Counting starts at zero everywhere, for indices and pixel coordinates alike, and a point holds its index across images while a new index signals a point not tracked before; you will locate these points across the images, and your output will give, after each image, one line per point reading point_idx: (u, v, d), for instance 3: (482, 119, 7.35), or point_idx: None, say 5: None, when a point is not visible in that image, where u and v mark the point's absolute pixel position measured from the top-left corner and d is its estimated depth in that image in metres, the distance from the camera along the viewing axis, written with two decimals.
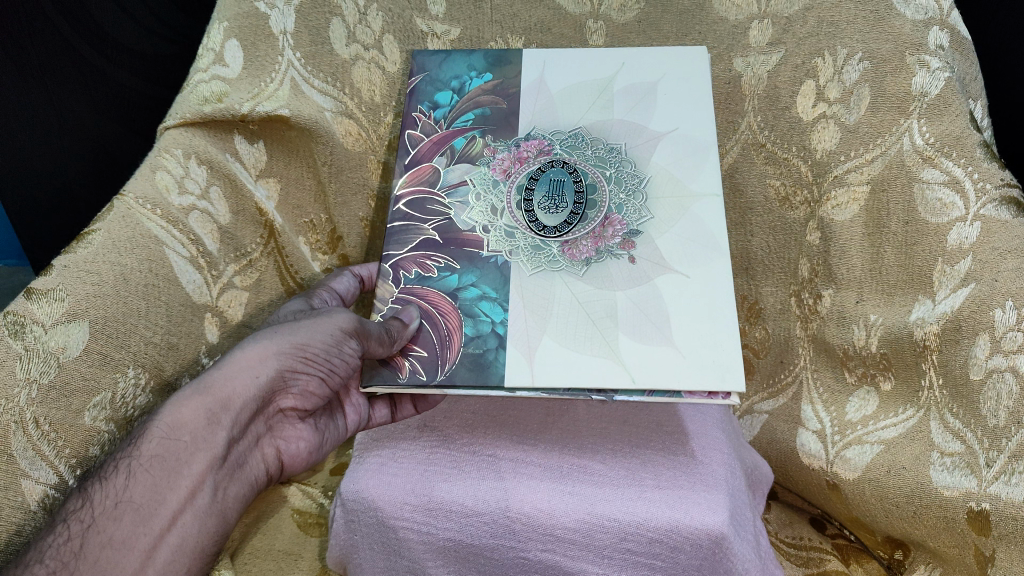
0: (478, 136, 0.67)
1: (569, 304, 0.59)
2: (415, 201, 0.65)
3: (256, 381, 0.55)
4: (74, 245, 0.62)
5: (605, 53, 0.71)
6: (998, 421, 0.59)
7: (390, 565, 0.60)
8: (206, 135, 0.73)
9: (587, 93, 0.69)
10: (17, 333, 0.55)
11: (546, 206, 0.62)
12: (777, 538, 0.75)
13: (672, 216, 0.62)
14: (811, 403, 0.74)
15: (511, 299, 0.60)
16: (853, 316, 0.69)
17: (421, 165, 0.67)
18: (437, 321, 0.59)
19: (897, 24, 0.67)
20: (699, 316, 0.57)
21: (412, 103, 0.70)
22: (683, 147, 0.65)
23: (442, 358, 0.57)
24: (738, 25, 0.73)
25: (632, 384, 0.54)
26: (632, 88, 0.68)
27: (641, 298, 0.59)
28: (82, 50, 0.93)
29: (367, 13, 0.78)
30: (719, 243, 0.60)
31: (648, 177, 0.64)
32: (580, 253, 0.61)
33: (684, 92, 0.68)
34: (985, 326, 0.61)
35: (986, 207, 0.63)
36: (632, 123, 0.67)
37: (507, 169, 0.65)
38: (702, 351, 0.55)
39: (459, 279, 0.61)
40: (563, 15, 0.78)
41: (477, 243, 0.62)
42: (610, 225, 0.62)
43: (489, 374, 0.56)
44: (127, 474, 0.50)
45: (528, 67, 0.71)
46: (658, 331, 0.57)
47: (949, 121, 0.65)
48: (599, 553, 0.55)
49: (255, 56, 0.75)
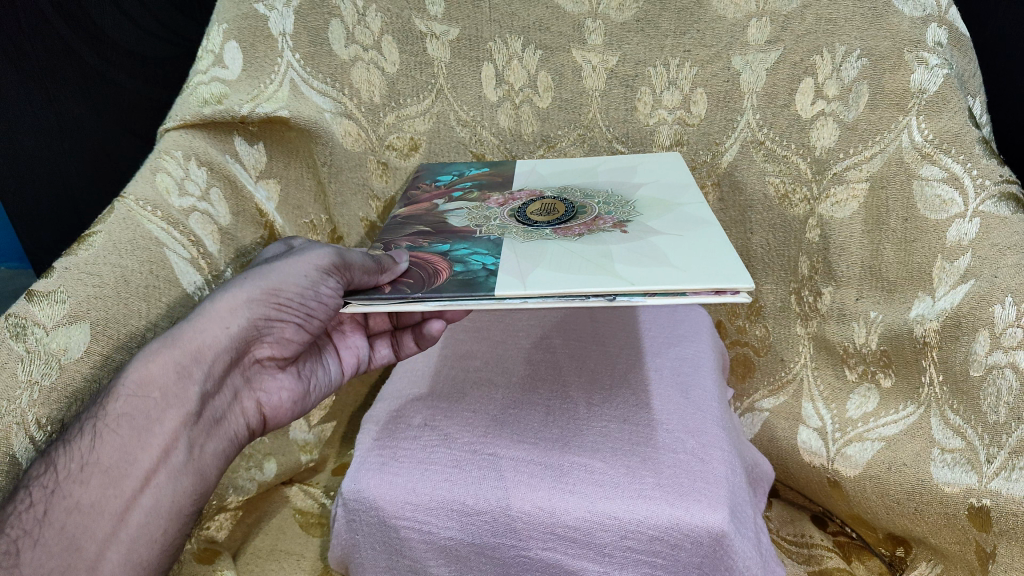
0: (475, 189, 0.71)
1: (564, 253, 0.55)
2: (411, 216, 0.66)
3: (228, 332, 0.54)
4: (75, 247, 0.61)
5: (590, 158, 0.78)
6: (999, 418, 0.58)
7: (393, 564, 0.60)
8: (206, 136, 0.73)
9: (577, 172, 0.74)
10: (19, 335, 0.54)
11: (537, 214, 0.64)
12: (779, 535, 0.76)
13: (659, 214, 0.63)
14: (812, 401, 0.75)
15: (501, 253, 0.57)
16: (852, 314, 0.71)
17: (420, 201, 0.70)
18: (427, 265, 0.55)
19: (896, 21, 0.66)
20: (696, 251, 0.54)
21: (417, 181, 0.75)
22: (666, 187, 0.68)
23: (428, 282, 0.52)
24: (737, 23, 0.72)
25: (631, 285, 0.49)
26: (615, 169, 0.74)
27: (636, 246, 0.56)
28: (83, 55, 0.94)
29: (366, 14, 0.77)
30: (709, 220, 0.60)
31: (635, 200, 0.66)
32: (573, 231, 0.60)
33: (662, 168, 0.73)
34: (985, 323, 0.59)
35: (985, 204, 0.61)
36: (617, 181, 0.71)
37: (502, 201, 0.68)
38: (702, 266, 0.51)
39: (451, 245, 0.59)
40: (562, 13, 0.76)
41: (471, 231, 0.62)
42: (600, 220, 0.62)
43: (476, 288, 0.50)
44: (94, 435, 0.49)
45: (521, 167, 0.77)
46: (657, 260, 0.53)
47: (949, 117, 0.64)
48: (600, 551, 0.55)
49: (255, 57, 0.76)
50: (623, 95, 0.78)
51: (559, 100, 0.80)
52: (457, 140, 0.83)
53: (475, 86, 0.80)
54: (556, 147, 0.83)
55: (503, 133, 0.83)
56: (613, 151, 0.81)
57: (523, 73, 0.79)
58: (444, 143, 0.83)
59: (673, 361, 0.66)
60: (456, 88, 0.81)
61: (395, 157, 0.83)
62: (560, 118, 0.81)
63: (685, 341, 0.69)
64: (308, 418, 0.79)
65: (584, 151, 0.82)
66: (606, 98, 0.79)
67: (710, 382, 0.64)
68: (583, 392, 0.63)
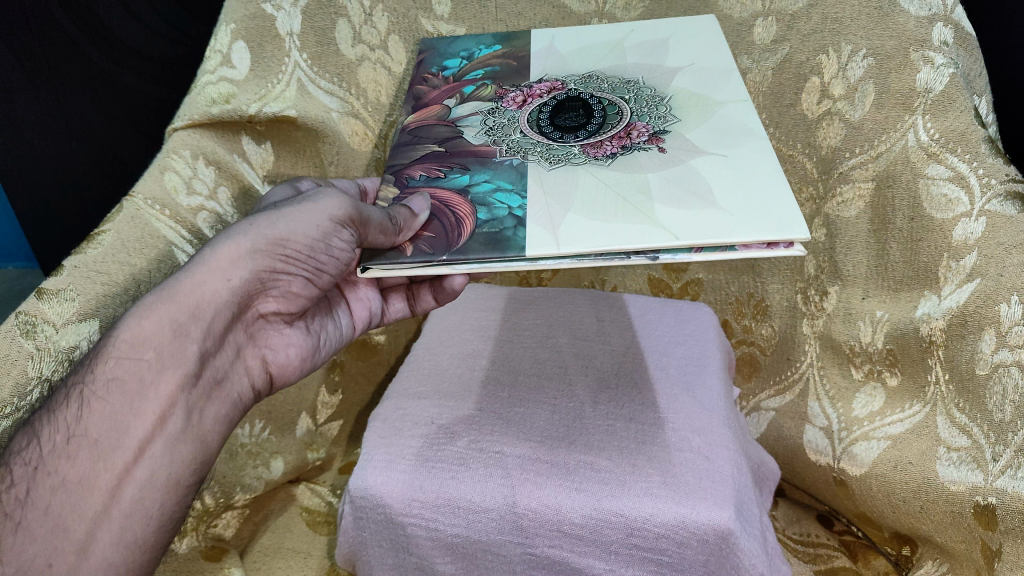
0: (488, 84, 0.70)
1: (596, 185, 0.55)
2: (421, 127, 0.66)
3: (229, 286, 0.53)
4: (85, 245, 0.62)
5: (611, 27, 0.75)
6: (1004, 416, 0.58)
7: (399, 562, 0.60)
8: (214, 136, 0.74)
9: (602, 49, 0.72)
10: (29, 333, 0.55)
11: (562, 119, 0.63)
12: (784, 535, 0.76)
13: (698, 119, 0.61)
14: (818, 400, 0.75)
15: (524, 188, 0.56)
16: (859, 313, 0.71)
17: (430, 106, 0.69)
18: (448, 212, 0.55)
19: (902, 21, 0.66)
20: (742, 182, 0.54)
21: (421, 69, 0.73)
22: (704, 75, 0.66)
23: (452, 238, 0.52)
24: (743, 22, 0.74)
25: (675, 241, 0.49)
26: (644, 45, 0.71)
27: (675, 174, 0.55)
28: (89, 53, 0.94)
29: (373, 14, 0.80)
30: (753, 130, 0.59)
31: (670, 95, 0.64)
32: (605, 150, 0.59)
33: (693, 44, 0.70)
34: (991, 321, 0.60)
35: (991, 203, 0.62)
36: (648, 63, 0.69)
37: (520, 101, 0.66)
38: (749, 208, 0.51)
39: (470, 178, 0.59)
40: (568, 12, 0.81)
41: (488, 152, 0.61)
42: (633, 129, 0.61)
43: (506, 248, 0.51)
44: (81, 403, 0.49)
45: (538, 41, 0.75)
46: (699, 197, 0.53)
47: (955, 116, 0.64)
48: (606, 549, 0.55)
49: (262, 57, 0.76)
50: None
51: None
52: None
53: None
54: None
55: None
56: None
57: None
58: None
59: (681, 360, 0.66)
60: None
61: None
62: None
63: (691, 341, 0.69)
64: (315, 416, 0.79)
65: None
66: None
67: (716, 381, 0.64)
68: (588, 391, 0.63)
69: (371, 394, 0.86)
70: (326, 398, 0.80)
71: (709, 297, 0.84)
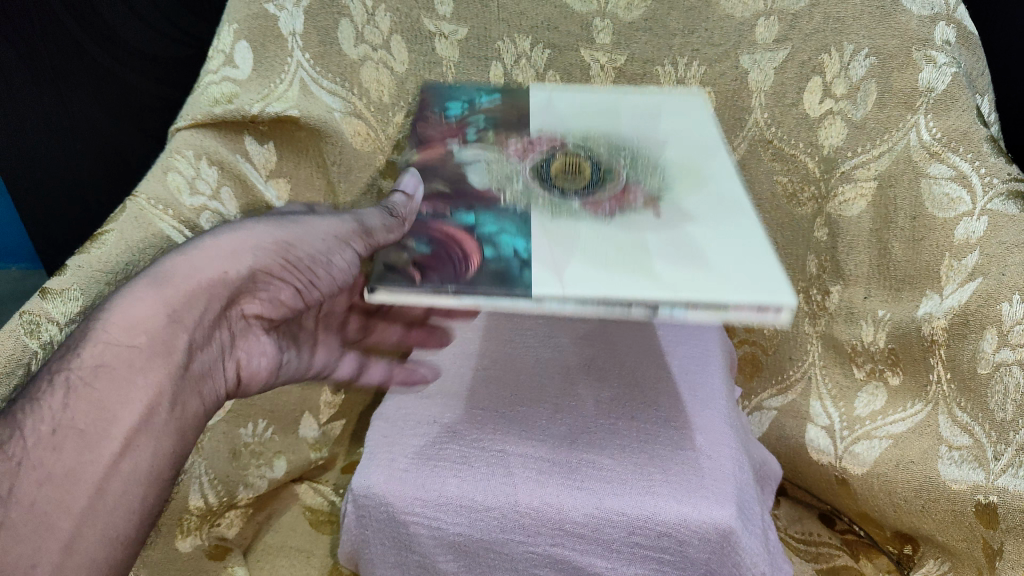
0: (490, 131, 0.69)
1: (595, 238, 0.55)
2: (426, 167, 0.65)
3: (228, 276, 0.52)
4: (87, 245, 0.61)
5: (609, 95, 0.76)
6: (1006, 415, 0.57)
7: (401, 560, 0.60)
8: (217, 136, 0.74)
9: (601, 113, 0.72)
10: (33, 332, 0.54)
11: (561, 178, 0.62)
12: (787, 533, 0.76)
13: (690, 190, 0.61)
14: (820, 400, 0.75)
15: (530, 235, 0.55)
16: (862, 313, 0.71)
17: (433, 146, 0.67)
18: (454, 246, 0.54)
19: (904, 19, 0.66)
20: (733, 249, 0.52)
21: (423, 134, 0.73)
22: (692, 149, 0.66)
23: (462, 270, 0.51)
24: (745, 23, 0.72)
25: (676, 294, 0.47)
26: (639, 112, 0.72)
27: (669, 240, 0.54)
28: (92, 52, 0.95)
29: (375, 14, 0.78)
30: (741, 207, 0.58)
31: (665, 165, 0.64)
32: (603, 209, 0.59)
33: (684, 124, 0.70)
34: (993, 320, 0.59)
35: (993, 202, 0.61)
36: (641, 131, 0.69)
37: (521, 152, 0.66)
38: (743, 272, 0.49)
39: (475, 219, 0.57)
40: (570, 12, 0.76)
41: (492, 199, 0.60)
42: (628, 192, 0.60)
43: (512, 283, 0.49)
44: (66, 389, 0.45)
45: (536, 97, 0.76)
46: (694, 253, 0.52)
47: (957, 115, 0.64)
48: (607, 547, 0.56)
49: (265, 56, 0.76)
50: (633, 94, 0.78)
51: None
52: None
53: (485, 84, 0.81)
54: None
55: None
56: None
57: (532, 71, 0.80)
58: None
59: (682, 359, 0.66)
60: None
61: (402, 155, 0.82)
62: None
63: (692, 340, 0.69)
64: (317, 416, 0.79)
65: None
66: None
67: (717, 380, 0.64)
68: (590, 389, 0.63)
69: (373, 394, 0.86)
70: (329, 398, 0.80)
71: None
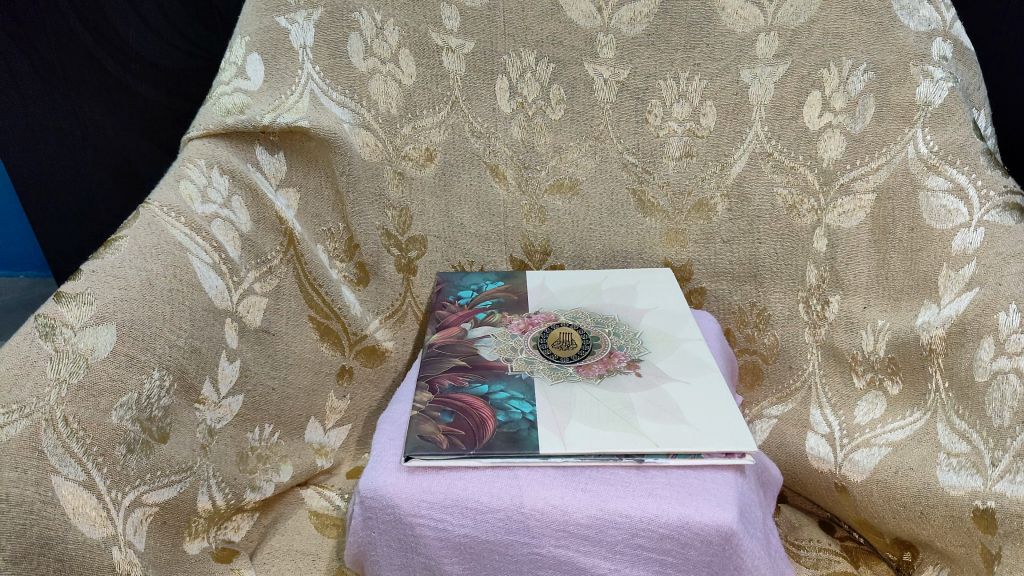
0: (496, 310, 0.75)
1: (591, 401, 0.61)
2: (446, 344, 0.70)
3: None
4: (103, 251, 0.62)
5: (591, 272, 0.83)
6: (1003, 422, 0.58)
7: (407, 562, 0.58)
8: (228, 145, 0.75)
9: (585, 290, 0.79)
10: (48, 334, 0.55)
11: (559, 344, 0.68)
12: (787, 540, 0.75)
13: (664, 351, 0.69)
14: (820, 408, 0.76)
15: (537, 398, 0.62)
16: (861, 322, 0.73)
17: (450, 326, 0.73)
18: (469, 414, 0.60)
19: (902, 35, 0.69)
20: (704, 402, 0.61)
21: (439, 298, 0.78)
22: (668, 317, 0.74)
23: (479, 437, 0.57)
24: (746, 37, 0.75)
25: (656, 447, 0.56)
26: (617, 288, 0.79)
27: (652, 396, 0.62)
28: (105, 64, 0.98)
29: (384, 28, 0.81)
30: (710, 364, 0.67)
31: (641, 331, 0.72)
32: (593, 370, 0.66)
33: (660, 293, 0.78)
34: (989, 329, 0.60)
35: (989, 213, 0.64)
36: (622, 304, 0.76)
37: (523, 327, 0.72)
38: (709, 422, 0.59)
39: (489, 387, 0.63)
40: (574, 28, 0.78)
41: (501, 366, 0.66)
42: (613, 357, 0.68)
43: (524, 445, 0.57)
44: None
45: (531, 279, 0.82)
46: (671, 414, 0.60)
47: (953, 129, 0.67)
48: (610, 548, 0.56)
49: (276, 68, 0.79)
50: (635, 107, 0.80)
51: (572, 112, 0.82)
52: (471, 150, 0.84)
53: (490, 98, 0.83)
54: (567, 157, 0.83)
55: (517, 145, 0.84)
56: (624, 162, 0.82)
57: (536, 85, 0.81)
58: (458, 155, 0.85)
59: (683, 362, 0.67)
60: (471, 101, 0.83)
61: (411, 167, 0.85)
62: (571, 129, 0.82)
63: (691, 342, 0.70)
64: (323, 421, 0.82)
65: (595, 161, 0.83)
66: (617, 110, 0.80)
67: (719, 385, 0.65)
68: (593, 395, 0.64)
69: (378, 401, 0.87)
70: (335, 403, 0.83)
71: (710, 306, 0.84)
